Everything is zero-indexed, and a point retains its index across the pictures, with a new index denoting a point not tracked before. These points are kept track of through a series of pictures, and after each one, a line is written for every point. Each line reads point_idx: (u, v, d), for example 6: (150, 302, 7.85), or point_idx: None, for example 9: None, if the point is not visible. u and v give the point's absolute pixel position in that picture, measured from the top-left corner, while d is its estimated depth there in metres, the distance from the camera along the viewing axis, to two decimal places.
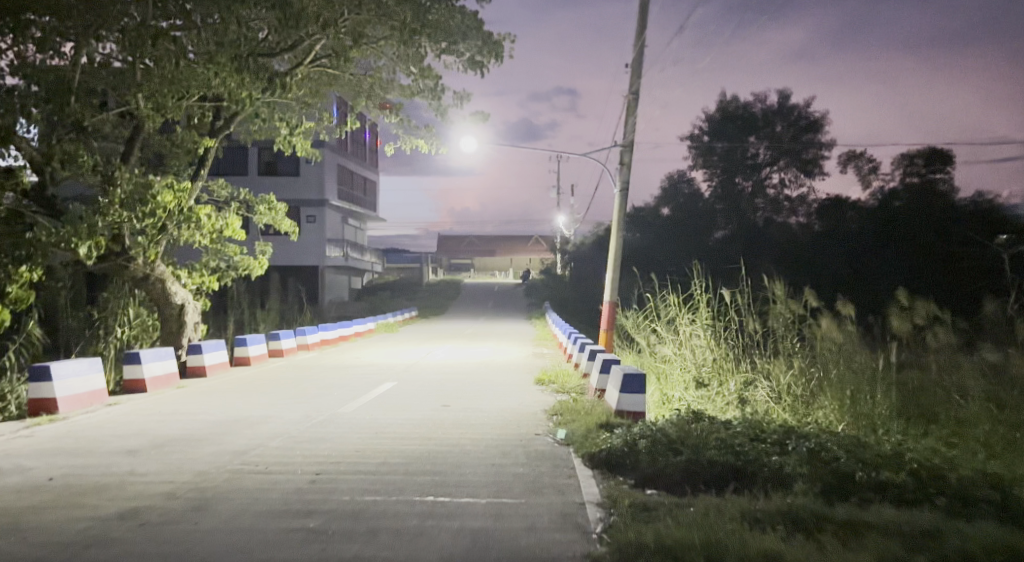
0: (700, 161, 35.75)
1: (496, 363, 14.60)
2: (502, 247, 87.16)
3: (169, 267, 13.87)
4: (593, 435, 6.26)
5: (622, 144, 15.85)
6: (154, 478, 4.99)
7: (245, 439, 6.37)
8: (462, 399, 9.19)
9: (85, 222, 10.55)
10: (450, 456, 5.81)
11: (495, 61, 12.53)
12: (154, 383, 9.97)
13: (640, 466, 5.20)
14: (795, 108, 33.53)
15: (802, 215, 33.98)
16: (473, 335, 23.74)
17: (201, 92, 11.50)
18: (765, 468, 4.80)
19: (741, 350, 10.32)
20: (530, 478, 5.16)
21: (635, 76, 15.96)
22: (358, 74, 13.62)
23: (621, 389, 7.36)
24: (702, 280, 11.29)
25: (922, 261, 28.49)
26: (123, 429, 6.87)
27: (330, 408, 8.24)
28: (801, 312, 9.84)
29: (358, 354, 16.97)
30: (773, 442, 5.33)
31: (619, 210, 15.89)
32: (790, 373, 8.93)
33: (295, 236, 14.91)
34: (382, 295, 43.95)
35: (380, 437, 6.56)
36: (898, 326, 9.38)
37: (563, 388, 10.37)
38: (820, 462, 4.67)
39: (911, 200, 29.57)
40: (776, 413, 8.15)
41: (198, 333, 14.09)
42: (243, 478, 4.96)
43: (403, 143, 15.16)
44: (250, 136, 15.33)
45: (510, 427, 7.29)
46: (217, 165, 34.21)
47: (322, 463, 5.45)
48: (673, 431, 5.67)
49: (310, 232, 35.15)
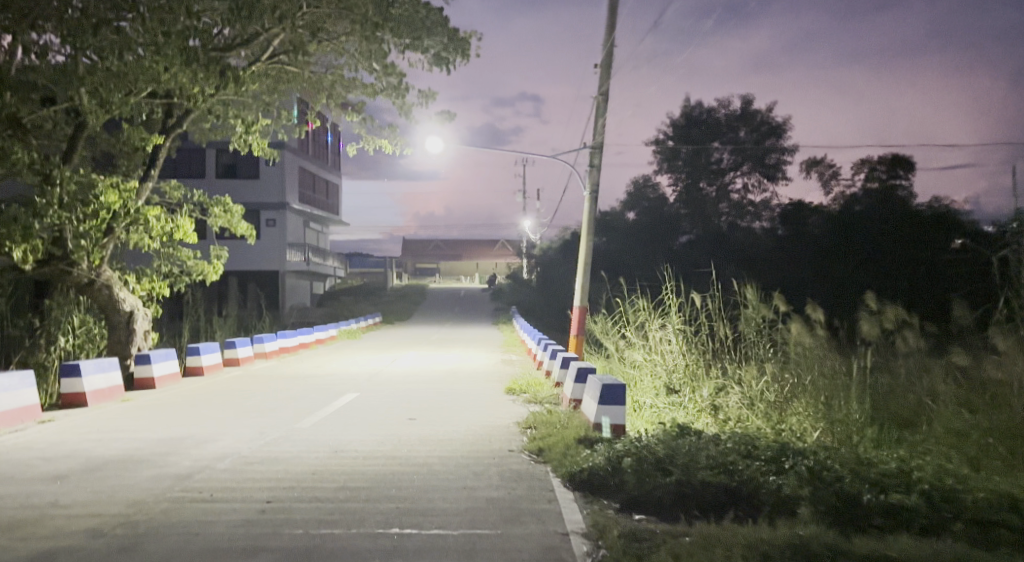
0: (665, 166, 35.83)
1: (463, 371, 14.13)
2: (467, 251, 86.46)
3: (117, 271, 12.88)
4: (571, 452, 5.86)
5: (592, 145, 15.55)
6: (80, 510, 4.29)
7: (191, 461, 5.71)
8: (427, 412, 8.70)
9: (18, 222, 9.76)
10: (417, 478, 5.31)
11: (461, 57, 12.13)
12: (96, 397, 9.17)
13: (625, 487, 4.86)
14: (758, 113, 33.90)
15: (766, 220, 34.22)
16: (438, 341, 23.23)
17: (151, 87, 10.87)
18: (763, 489, 4.55)
19: (714, 357, 10.05)
20: (506, 504, 4.71)
21: (604, 76, 15.68)
22: (318, 71, 13.02)
23: (600, 401, 6.94)
24: (673, 285, 11.01)
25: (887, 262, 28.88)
26: (53, 449, 6.08)
27: (284, 424, 7.63)
28: (773, 316, 9.61)
29: (319, 362, 16.32)
30: (767, 460, 5.16)
31: (590, 212, 15.58)
32: (764, 379, 8.64)
33: (253, 239, 14.20)
34: (346, 300, 43.14)
35: (339, 456, 6.01)
36: (868, 331, 9.10)
37: (535, 398, 9.94)
38: (821, 483, 4.57)
39: (871, 205, 29.99)
40: (753, 423, 7.86)
41: (148, 342, 13.00)
42: (183, 509, 4.35)
43: (366, 143, 14.64)
44: (205, 135, 14.57)
45: (481, 442, 6.83)
46: (173, 167, 33.07)
47: (275, 489, 4.88)
48: (659, 449, 5.34)
49: (270, 236, 34.21)
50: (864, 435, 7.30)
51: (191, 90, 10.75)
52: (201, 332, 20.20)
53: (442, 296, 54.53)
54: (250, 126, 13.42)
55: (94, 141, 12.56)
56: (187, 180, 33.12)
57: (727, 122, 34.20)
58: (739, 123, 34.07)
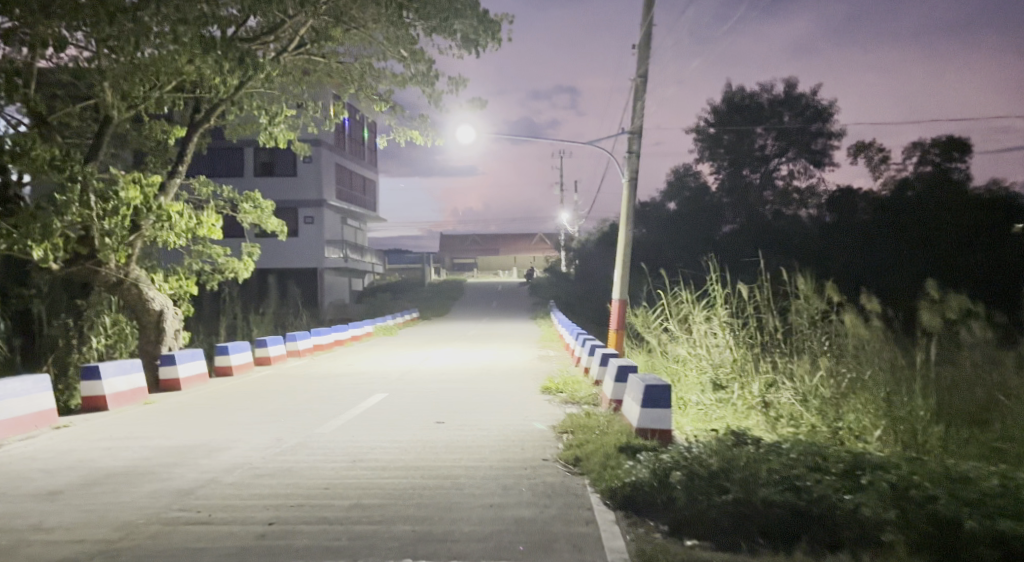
0: (706, 154, 34.81)
1: (498, 368, 13.61)
2: (505, 245, 86.08)
3: (145, 269, 12.62)
4: (611, 464, 5.22)
5: (631, 130, 14.80)
6: (62, 535, 3.82)
7: (197, 473, 5.26)
8: (456, 414, 8.16)
9: (39, 220, 9.27)
10: (436, 494, 4.76)
11: (492, 41, 11.38)
12: (116, 400, 8.81)
13: (675, 506, 4.27)
14: (802, 97, 32.60)
15: (813, 207, 32.78)
16: (475, 337, 22.72)
17: (175, 80, 10.58)
18: (837, 510, 3.91)
19: (763, 351, 9.25)
20: (539, 526, 4.12)
21: (643, 57, 14.91)
22: (345, 62, 12.53)
23: (643, 404, 6.29)
24: (718, 275, 10.22)
25: (932, 239, 27.47)
26: (58, 459, 5.70)
27: (306, 429, 7.18)
28: (828, 306, 8.77)
29: (352, 360, 15.95)
30: (840, 474, 4.51)
31: (629, 200, 14.84)
32: (819, 374, 7.85)
33: (283, 236, 13.86)
34: (384, 297, 42.97)
35: (358, 467, 5.51)
36: (930, 323, 7.93)
37: (573, 398, 9.33)
38: (908, 503, 3.92)
39: (925, 190, 28.34)
40: (808, 423, 7.11)
41: (178, 341, 12.78)
42: (176, 533, 3.87)
43: (397, 135, 14.27)
44: (235, 132, 14.21)
45: (512, 449, 6.25)
46: (211, 167, 33.26)
47: (280, 508, 4.38)
48: (712, 461, 4.71)
49: (308, 233, 34.25)
50: (935, 436, 6.49)
51: (212, 80, 10.43)
52: (238, 330, 20.11)
53: (481, 292, 54.22)
54: (274, 117, 13.01)
55: (123, 137, 12.41)
56: (226, 179, 33.34)
57: (769, 107, 33.10)
58: (783, 107, 32.85)
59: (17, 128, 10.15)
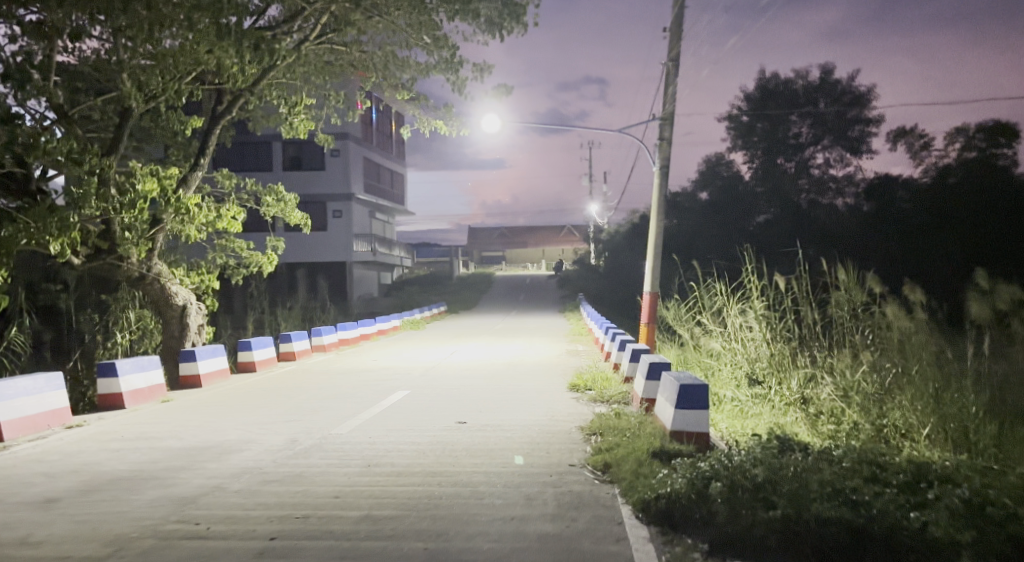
0: (739, 142, 33.90)
1: (525, 364, 13.24)
2: (534, 238, 85.55)
3: (167, 264, 12.50)
4: (644, 472, 4.79)
5: (662, 116, 14.24)
6: (48, 550, 3.55)
7: (203, 479, 4.97)
8: (479, 413, 7.83)
9: (56, 214, 8.98)
10: (450, 504, 4.39)
11: (516, 25, 10.81)
12: (133, 398, 8.63)
13: (716, 521, 3.85)
14: (839, 82, 31.48)
15: (851, 196, 31.68)
16: (504, 331, 22.37)
17: (195, 71, 10.37)
18: (904, 531, 3.44)
19: (802, 345, 8.68)
20: (566, 545, 3.72)
21: (675, 41, 14.32)
22: (367, 50, 12.16)
23: (678, 404, 5.83)
24: (754, 266, 9.75)
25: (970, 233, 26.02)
26: (62, 462, 5.46)
27: (321, 429, 6.91)
28: (870, 297, 8.18)
29: (377, 355, 15.72)
30: (901, 487, 4.02)
31: (660, 188, 14.28)
32: (863, 368, 7.31)
33: (308, 230, 13.65)
34: (413, 291, 42.85)
35: (370, 471, 5.20)
36: (979, 315, 7.22)
37: (602, 395, 8.93)
38: (985, 526, 3.43)
39: (966, 177, 26.86)
40: (851, 420, 6.60)
41: (202, 337, 12.64)
42: (171, 549, 3.58)
43: (421, 125, 13.93)
44: (258, 124, 13.99)
45: (536, 452, 5.89)
46: (241, 162, 33.33)
47: (283, 519, 4.06)
48: (758, 471, 4.25)
49: (337, 227, 34.21)
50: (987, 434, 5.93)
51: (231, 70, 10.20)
52: (267, 325, 20.04)
53: (510, 284, 53.85)
54: (293, 107, 12.81)
55: (146, 130, 12.25)
56: (255, 173, 33.45)
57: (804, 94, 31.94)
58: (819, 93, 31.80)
59: (37, 122, 10.01)
